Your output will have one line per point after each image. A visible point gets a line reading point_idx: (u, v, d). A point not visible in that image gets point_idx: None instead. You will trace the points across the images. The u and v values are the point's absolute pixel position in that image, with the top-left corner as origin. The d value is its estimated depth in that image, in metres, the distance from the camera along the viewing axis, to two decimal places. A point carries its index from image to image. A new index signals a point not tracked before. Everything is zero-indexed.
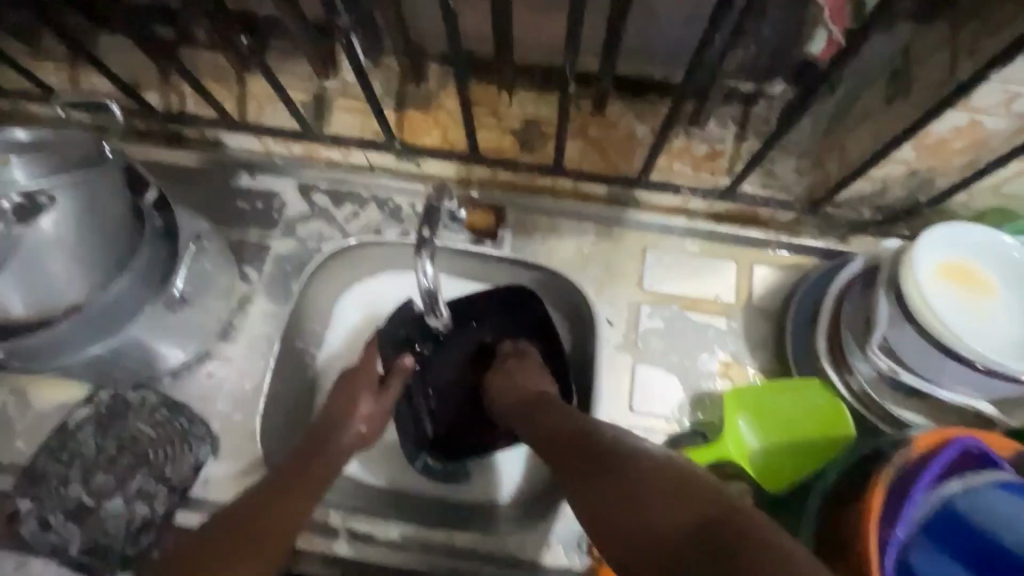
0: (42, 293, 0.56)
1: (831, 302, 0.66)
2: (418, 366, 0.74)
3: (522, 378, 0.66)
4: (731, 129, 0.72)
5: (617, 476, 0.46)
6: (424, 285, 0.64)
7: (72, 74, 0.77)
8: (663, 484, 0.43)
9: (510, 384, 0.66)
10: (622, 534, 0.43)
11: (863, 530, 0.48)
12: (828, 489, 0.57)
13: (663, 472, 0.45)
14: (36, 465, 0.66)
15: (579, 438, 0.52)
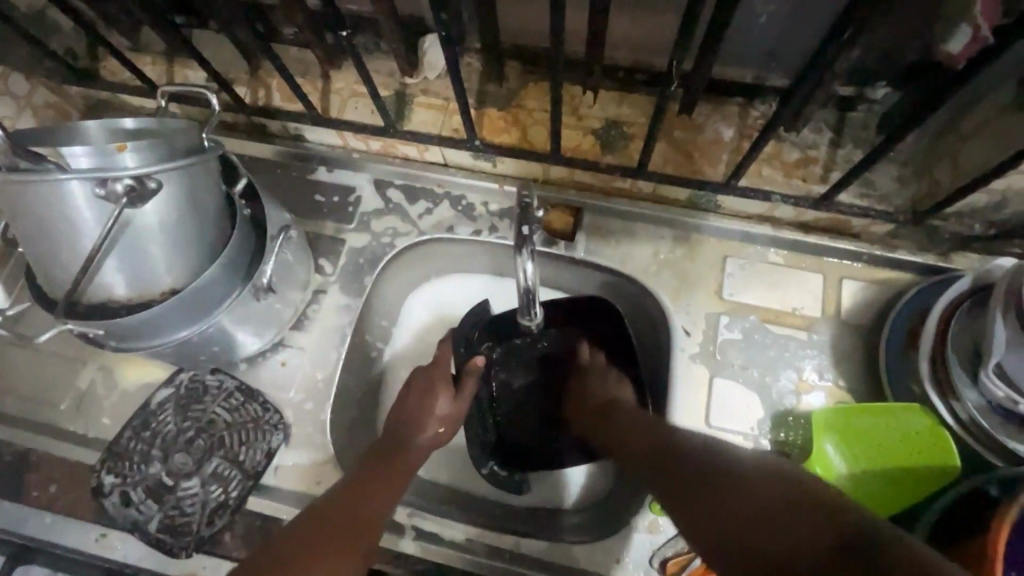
0: (144, 276, 0.56)
1: (935, 321, 0.62)
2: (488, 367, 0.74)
3: (596, 383, 0.68)
4: (826, 135, 0.68)
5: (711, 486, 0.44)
6: (522, 284, 0.62)
7: (169, 68, 0.80)
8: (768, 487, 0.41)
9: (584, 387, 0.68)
10: None
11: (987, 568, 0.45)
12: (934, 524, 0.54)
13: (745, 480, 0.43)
14: (121, 441, 0.69)
15: (664, 443, 0.52)
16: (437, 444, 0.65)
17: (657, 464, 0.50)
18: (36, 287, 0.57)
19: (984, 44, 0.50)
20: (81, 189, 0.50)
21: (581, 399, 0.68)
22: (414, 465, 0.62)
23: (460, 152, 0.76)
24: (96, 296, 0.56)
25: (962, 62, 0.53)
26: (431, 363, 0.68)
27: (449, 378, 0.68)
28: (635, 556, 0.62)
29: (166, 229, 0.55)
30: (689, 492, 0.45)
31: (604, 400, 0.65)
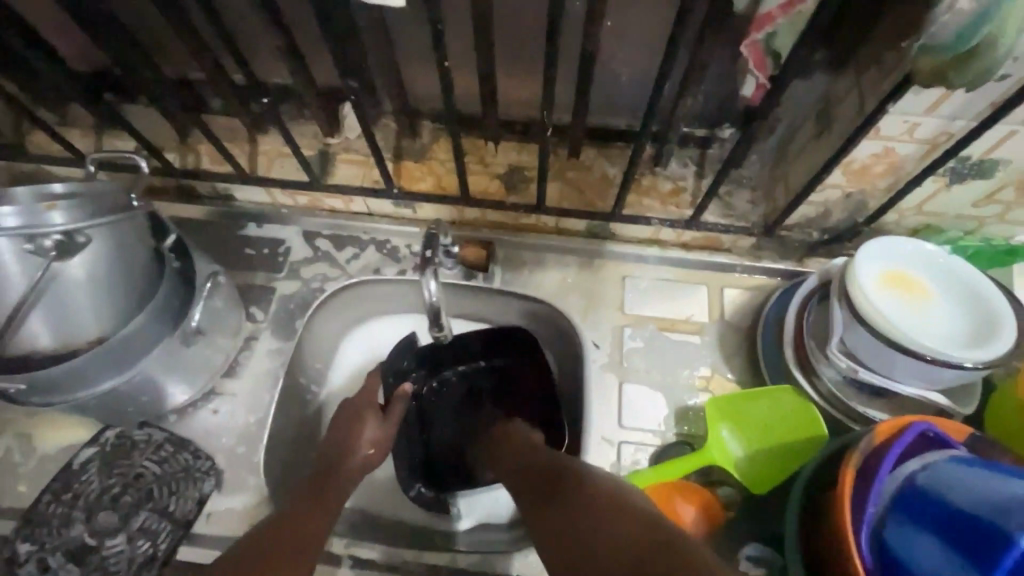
0: (70, 326, 0.59)
1: (794, 312, 0.73)
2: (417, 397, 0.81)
3: (513, 449, 0.68)
4: (690, 169, 0.81)
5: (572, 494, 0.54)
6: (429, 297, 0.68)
7: (98, 140, 0.85)
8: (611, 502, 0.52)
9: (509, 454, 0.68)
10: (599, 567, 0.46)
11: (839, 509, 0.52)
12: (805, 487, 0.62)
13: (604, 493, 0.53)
14: (38, 507, 0.67)
15: (567, 478, 0.57)
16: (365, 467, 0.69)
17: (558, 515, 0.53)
18: None
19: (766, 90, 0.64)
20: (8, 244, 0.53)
21: (500, 458, 0.69)
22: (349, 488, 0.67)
23: (381, 201, 0.84)
24: (20, 349, 0.58)
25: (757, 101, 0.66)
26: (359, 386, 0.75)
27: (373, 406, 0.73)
28: None
29: (93, 281, 0.58)
30: (570, 515, 0.52)
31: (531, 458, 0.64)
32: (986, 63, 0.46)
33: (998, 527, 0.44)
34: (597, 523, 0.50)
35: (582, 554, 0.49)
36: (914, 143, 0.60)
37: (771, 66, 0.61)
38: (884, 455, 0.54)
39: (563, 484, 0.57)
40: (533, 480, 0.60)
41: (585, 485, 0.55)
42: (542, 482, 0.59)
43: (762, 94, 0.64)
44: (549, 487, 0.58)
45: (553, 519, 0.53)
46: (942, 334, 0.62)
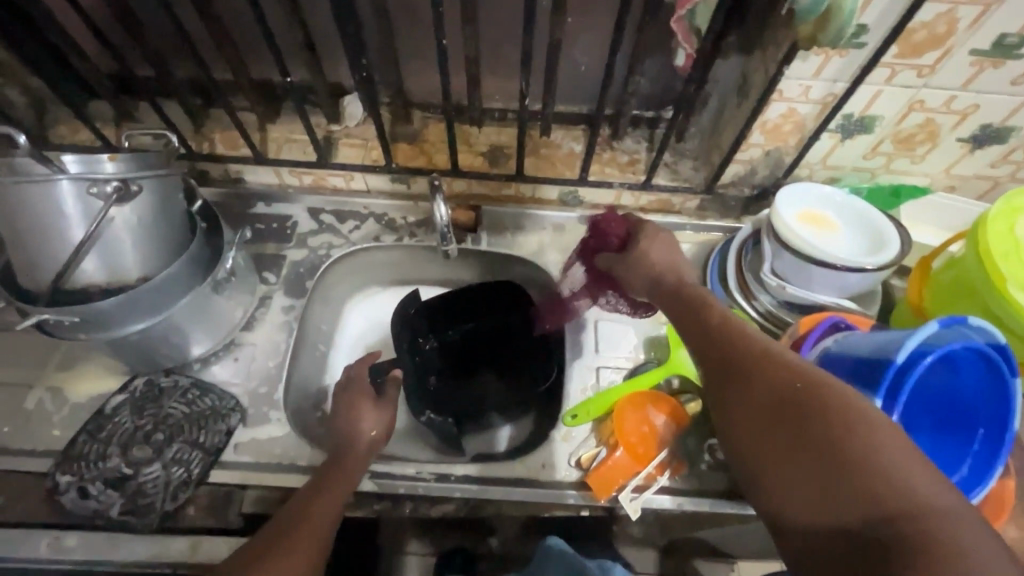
0: (120, 267, 0.67)
1: (734, 252, 0.89)
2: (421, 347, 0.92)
3: (628, 268, 0.76)
4: (642, 144, 0.97)
5: (749, 384, 0.52)
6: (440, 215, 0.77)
7: (119, 130, 0.93)
8: (844, 429, 0.45)
9: (641, 265, 0.74)
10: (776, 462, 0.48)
11: None
12: None
13: (792, 382, 0.50)
14: (76, 445, 0.73)
15: (733, 356, 0.55)
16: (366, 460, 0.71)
17: (728, 396, 0.54)
18: (12, 285, 0.65)
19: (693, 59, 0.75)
20: (72, 189, 0.62)
21: (635, 259, 0.75)
22: (352, 478, 0.68)
23: (379, 177, 0.96)
24: (75, 286, 0.66)
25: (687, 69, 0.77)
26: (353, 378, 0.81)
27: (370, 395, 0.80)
28: (555, 458, 0.77)
29: (141, 227, 0.67)
30: (739, 397, 0.53)
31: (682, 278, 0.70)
32: (840, 21, 0.62)
33: (879, 358, 0.58)
34: (802, 436, 0.47)
35: (733, 395, 0.54)
36: (810, 103, 0.77)
37: (695, 40, 0.73)
38: (803, 341, 0.70)
39: (727, 358, 0.56)
40: (677, 314, 0.65)
41: (763, 369, 0.53)
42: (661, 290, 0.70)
43: (691, 64, 0.76)
44: (691, 323, 0.62)
45: (702, 349, 0.59)
46: (848, 251, 0.77)
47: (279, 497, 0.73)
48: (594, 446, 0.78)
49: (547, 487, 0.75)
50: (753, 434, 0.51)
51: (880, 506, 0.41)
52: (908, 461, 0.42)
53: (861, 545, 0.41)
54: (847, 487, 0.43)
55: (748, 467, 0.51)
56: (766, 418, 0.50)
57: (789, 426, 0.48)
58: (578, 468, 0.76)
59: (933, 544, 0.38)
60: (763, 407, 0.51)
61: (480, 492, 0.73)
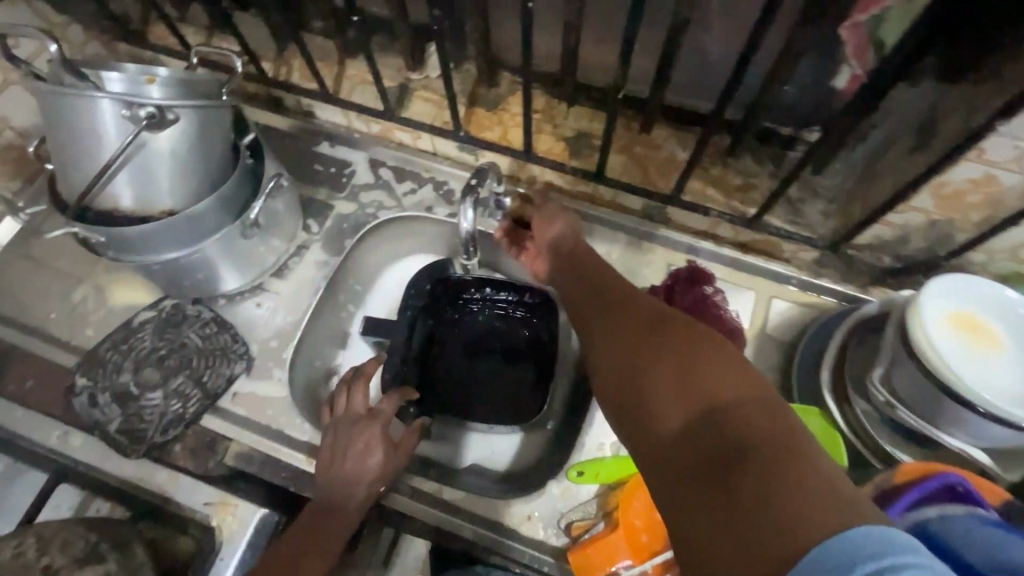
0: (148, 196, 0.64)
1: (841, 336, 0.69)
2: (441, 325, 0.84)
3: (554, 231, 0.70)
4: (766, 167, 0.76)
5: (631, 340, 0.49)
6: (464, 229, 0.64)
7: (207, 39, 0.91)
8: (715, 383, 0.41)
9: (553, 233, 0.70)
10: (644, 422, 0.43)
11: None
12: None
13: (671, 339, 0.47)
14: (98, 350, 0.75)
15: (625, 316, 0.53)
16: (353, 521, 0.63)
17: (607, 351, 0.51)
18: (54, 191, 0.65)
19: (861, 82, 0.59)
20: (110, 108, 0.59)
21: (539, 232, 0.71)
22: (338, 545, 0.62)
23: (447, 142, 0.86)
24: (105, 206, 0.64)
25: (848, 92, 0.62)
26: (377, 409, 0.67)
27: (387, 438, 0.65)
28: (544, 514, 0.67)
29: (174, 158, 0.64)
30: (618, 354, 0.49)
31: (579, 245, 0.68)
32: None
33: None
34: (671, 392, 0.43)
35: (612, 349, 0.50)
36: (1020, 174, 0.54)
37: (873, 56, 0.56)
38: (900, 497, 0.52)
39: (617, 318, 0.53)
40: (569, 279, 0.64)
41: (646, 326, 0.50)
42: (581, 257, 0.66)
43: (856, 87, 0.59)
44: (587, 285, 0.61)
45: (587, 306, 0.58)
46: (1006, 390, 0.56)
47: (259, 459, 0.71)
48: (592, 514, 0.67)
49: (523, 542, 0.66)
50: (625, 367, 0.48)
51: (728, 424, 0.38)
52: (761, 398, 0.40)
53: (707, 493, 0.35)
54: (705, 408, 0.40)
55: (621, 408, 0.47)
56: (641, 352, 0.47)
57: (665, 381, 0.44)
58: (565, 534, 0.67)
59: (784, 454, 0.34)
60: (643, 370, 0.46)
61: (451, 523, 0.67)
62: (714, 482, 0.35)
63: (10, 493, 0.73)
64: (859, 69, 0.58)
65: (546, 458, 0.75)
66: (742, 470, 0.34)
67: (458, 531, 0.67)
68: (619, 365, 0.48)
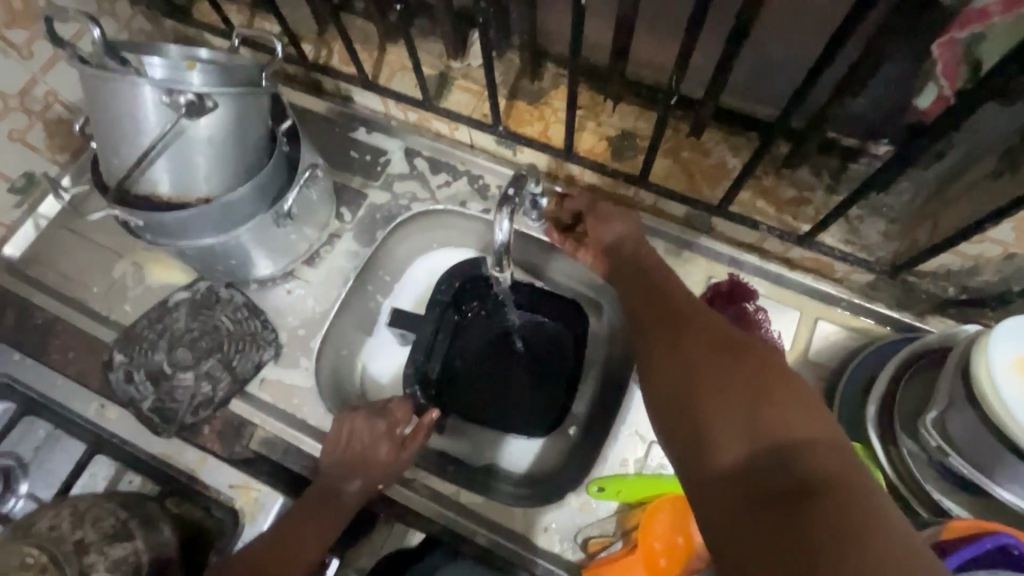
0: (186, 182, 0.64)
1: (892, 369, 0.64)
2: (467, 318, 0.82)
3: (605, 229, 0.70)
4: (823, 180, 0.71)
5: (681, 352, 0.50)
6: (498, 239, 0.61)
7: (249, 18, 0.89)
8: (773, 407, 0.42)
9: (603, 231, 0.70)
10: (697, 435, 0.44)
11: None
12: None
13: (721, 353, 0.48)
14: (134, 328, 0.77)
15: (677, 324, 0.53)
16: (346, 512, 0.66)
17: (655, 358, 0.52)
18: (95, 173, 0.66)
19: (948, 103, 0.52)
20: (151, 94, 0.59)
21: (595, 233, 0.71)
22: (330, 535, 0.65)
23: (485, 136, 0.83)
24: (143, 191, 0.64)
25: (930, 117, 0.55)
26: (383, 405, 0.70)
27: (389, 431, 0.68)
28: (561, 528, 0.67)
29: (212, 144, 0.63)
30: (667, 362, 0.50)
31: (642, 249, 0.67)
32: None
33: None
34: (725, 409, 0.44)
35: (660, 358, 0.51)
36: None
37: (964, 76, 0.49)
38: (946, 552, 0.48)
39: (668, 325, 0.54)
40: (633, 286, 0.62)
41: (698, 337, 0.51)
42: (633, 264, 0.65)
43: (940, 110, 0.53)
44: (648, 292, 0.60)
45: (647, 316, 0.57)
46: None
47: (283, 447, 0.72)
48: (611, 532, 0.66)
49: (539, 555, 0.66)
50: (683, 380, 0.48)
51: (796, 478, 0.38)
52: (816, 423, 0.41)
53: (768, 521, 0.37)
54: (769, 454, 0.40)
55: (677, 422, 0.46)
56: (709, 376, 0.46)
57: (719, 395, 0.45)
58: (582, 550, 0.66)
59: (849, 487, 0.36)
60: (697, 380, 0.47)
61: (467, 529, 0.67)
62: (777, 526, 0.36)
63: (50, 460, 0.76)
64: (948, 87, 0.51)
65: (568, 468, 0.74)
66: (809, 528, 0.35)
67: (474, 537, 0.67)
68: (668, 373, 0.49)
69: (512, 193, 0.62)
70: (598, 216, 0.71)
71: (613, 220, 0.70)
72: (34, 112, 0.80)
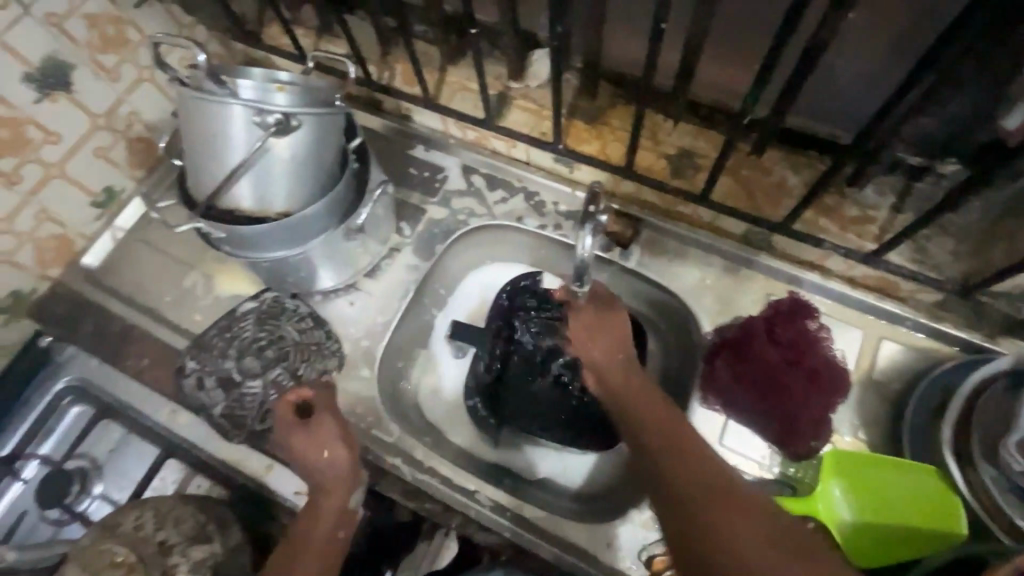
0: (267, 196, 0.67)
1: (969, 392, 0.62)
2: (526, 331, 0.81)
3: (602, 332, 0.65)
4: (888, 199, 0.70)
5: (680, 459, 0.54)
6: (583, 252, 0.64)
7: (316, 42, 0.94)
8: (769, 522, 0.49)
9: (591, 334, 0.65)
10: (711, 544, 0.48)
11: None
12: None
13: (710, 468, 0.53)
14: (204, 336, 0.80)
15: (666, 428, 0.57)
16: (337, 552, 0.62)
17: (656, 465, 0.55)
18: (182, 188, 0.69)
19: None
20: (243, 114, 0.62)
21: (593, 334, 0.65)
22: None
23: (544, 153, 0.85)
24: (227, 205, 0.68)
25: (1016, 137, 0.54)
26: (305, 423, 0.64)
27: (343, 473, 0.63)
28: (626, 544, 0.66)
29: (294, 161, 0.66)
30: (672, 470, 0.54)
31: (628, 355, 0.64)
32: None
33: None
34: (733, 526, 0.49)
35: (663, 462, 0.55)
36: None
37: None
38: None
39: (659, 426, 0.58)
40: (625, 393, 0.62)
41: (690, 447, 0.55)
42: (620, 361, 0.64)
43: None
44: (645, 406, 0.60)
45: (653, 431, 0.58)
46: None
47: None
48: None
49: (603, 570, 0.66)
50: (690, 492, 0.52)
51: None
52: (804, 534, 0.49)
53: None
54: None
55: (685, 530, 0.50)
56: (733, 524, 0.49)
57: (725, 511, 0.50)
58: (646, 567, 0.65)
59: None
60: (703, 494, 0.51)
61: (530, 542, 0.67)
62: None
63: (122, 463, 0.79)
64: None
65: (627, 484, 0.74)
66: None
67: (537, 549, 0.67)
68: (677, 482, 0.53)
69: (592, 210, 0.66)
70: (592, 327, 0.66)
71: (603, 340, 0.65)
72: (119, 130, 0.85)
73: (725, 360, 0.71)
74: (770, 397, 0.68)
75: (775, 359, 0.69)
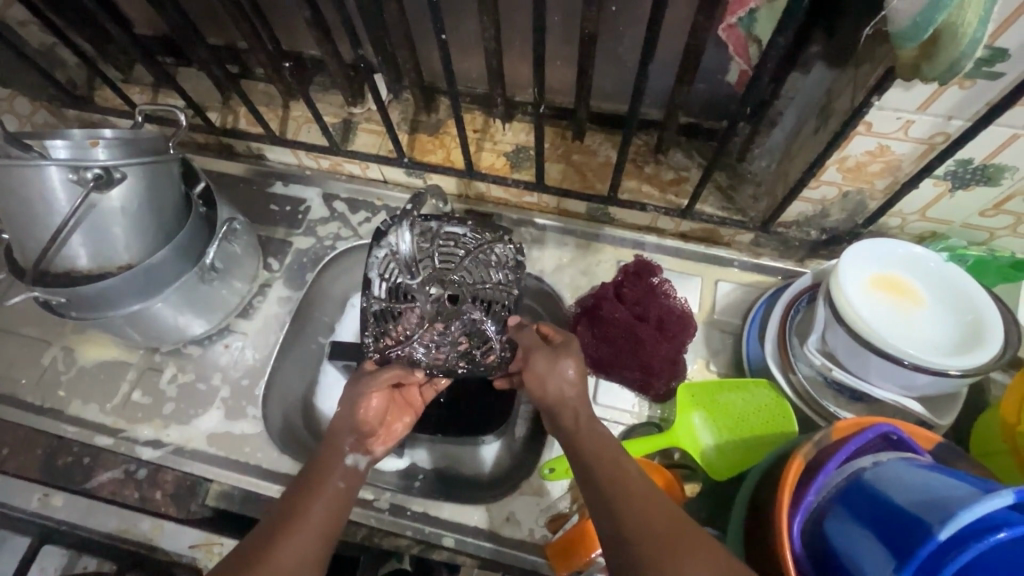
0: (105, 253, 0.67)
1: (782, 308, 0.72)
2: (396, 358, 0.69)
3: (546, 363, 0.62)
4: (695, 160, 0.81)
5: (604, 458, 0.55)
6: None
7: (153, 96, 0.94)
8: (666, 523, 0.48)
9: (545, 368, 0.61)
10: (615, 523, 0.49)
11: (776, 514, 0.51)
12: (756, 482, 0.60)
13: (626, 470, 0.54)
14: (71, 409, 0.78)
15: (597, 434, 0.58)
16: (346, 505, 0.59)
17: (583, 457, 0.56)
18: (13, 259, 0.68)
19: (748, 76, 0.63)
20: (58, 174, 0.62)
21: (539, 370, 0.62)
22: (336, 527, 0.56)
23: (395, 169, 0.89)
24: (62, 267, 0.67)
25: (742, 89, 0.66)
26: (371, 375, 0.66)
27: (363, 430, 0.65)
28: (520, 517, 0.71)
29: (126, 213, 0.66)
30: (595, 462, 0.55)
31: (577, 401, 0.60)
32: (952, 55, 0.43)
33: (923, 526, 0.43)
34: (633, 512, 0.49)
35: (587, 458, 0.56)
36: (909, 141, 0.58)
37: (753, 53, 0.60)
38: (835, 450, 0.53)
39: (589, 435, 0.58)
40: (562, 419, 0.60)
41: (610, 451, 0.56)
42: (571, 400, 0.60)
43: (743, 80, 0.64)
44: (581, 425, 0.59)
45: (587, 437, 0.57)
46: (924, 340, 0.60)
47: (241, 495, 0.74)
48: (568, 507, 0.70)
49: (504, 544, 0.69)
50: (606, 481, 0.52)
51: None
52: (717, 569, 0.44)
53: None
54: None
55: (596, 506, 0.52)
56: (630, 520, 0.48)
57: (631, 503, 0.50)
58: (546, 527, 0.70)
59: None
60: (615, 486, 0.52)
61: (432, 534, 0.70)
62: None
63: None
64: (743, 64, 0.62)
65: (523, 461, 0.78)
66: None
67: (443, 542, 0.70)
68: (597, 474, 0.54)
69: (410, 208, 0.64)
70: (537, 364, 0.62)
71: (539, 363, 0.62)
72: None
73: (583, 326, 0.77)
74: (627, 351, 0.74)
75: (624, 316, 0.75)
